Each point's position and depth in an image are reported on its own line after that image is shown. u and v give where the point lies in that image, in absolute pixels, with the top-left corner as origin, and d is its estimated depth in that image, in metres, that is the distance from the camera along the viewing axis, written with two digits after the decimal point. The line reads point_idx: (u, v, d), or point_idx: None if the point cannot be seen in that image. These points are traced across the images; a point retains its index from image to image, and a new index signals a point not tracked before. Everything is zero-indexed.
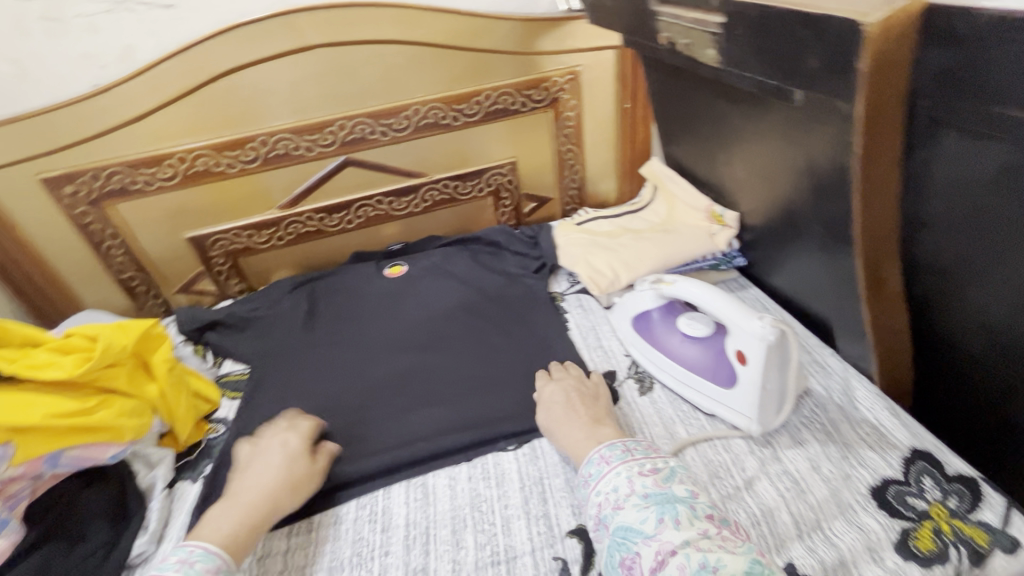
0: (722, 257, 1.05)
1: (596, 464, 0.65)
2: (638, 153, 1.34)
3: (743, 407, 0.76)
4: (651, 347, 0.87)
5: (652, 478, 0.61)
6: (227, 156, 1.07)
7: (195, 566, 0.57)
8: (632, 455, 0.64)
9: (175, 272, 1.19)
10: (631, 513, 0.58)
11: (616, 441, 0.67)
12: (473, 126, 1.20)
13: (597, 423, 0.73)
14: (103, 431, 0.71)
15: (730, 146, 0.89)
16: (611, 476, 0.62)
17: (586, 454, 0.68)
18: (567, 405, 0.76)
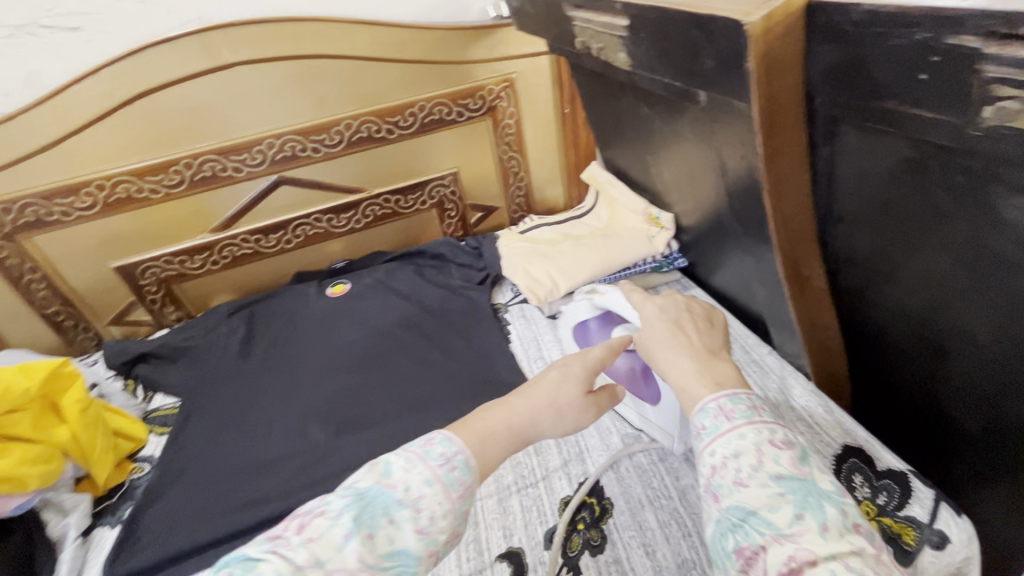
0: (664, 259, 1.03)
1: (713, 416, 0.50)
2: (582, 157, 1.33)
3: (669, 425, 0.70)
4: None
5: (787, 456, 0.45)
6: (149, 181, 1.03)
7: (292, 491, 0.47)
8: (760, 415, 0.49)
9: (105, 304, 1.14)
10: (757, 494, 0.43)
11: (741, 391, 0.52)
12: (409, 138, 1.18)
13: (710, 356, 0.57)
14: (1, 482, 0.68)
15: (657, 148, 0.88)
16: (734, 438, 0.47)
17: (701, 399, 0.52)
18: (674, 327, 0.61)
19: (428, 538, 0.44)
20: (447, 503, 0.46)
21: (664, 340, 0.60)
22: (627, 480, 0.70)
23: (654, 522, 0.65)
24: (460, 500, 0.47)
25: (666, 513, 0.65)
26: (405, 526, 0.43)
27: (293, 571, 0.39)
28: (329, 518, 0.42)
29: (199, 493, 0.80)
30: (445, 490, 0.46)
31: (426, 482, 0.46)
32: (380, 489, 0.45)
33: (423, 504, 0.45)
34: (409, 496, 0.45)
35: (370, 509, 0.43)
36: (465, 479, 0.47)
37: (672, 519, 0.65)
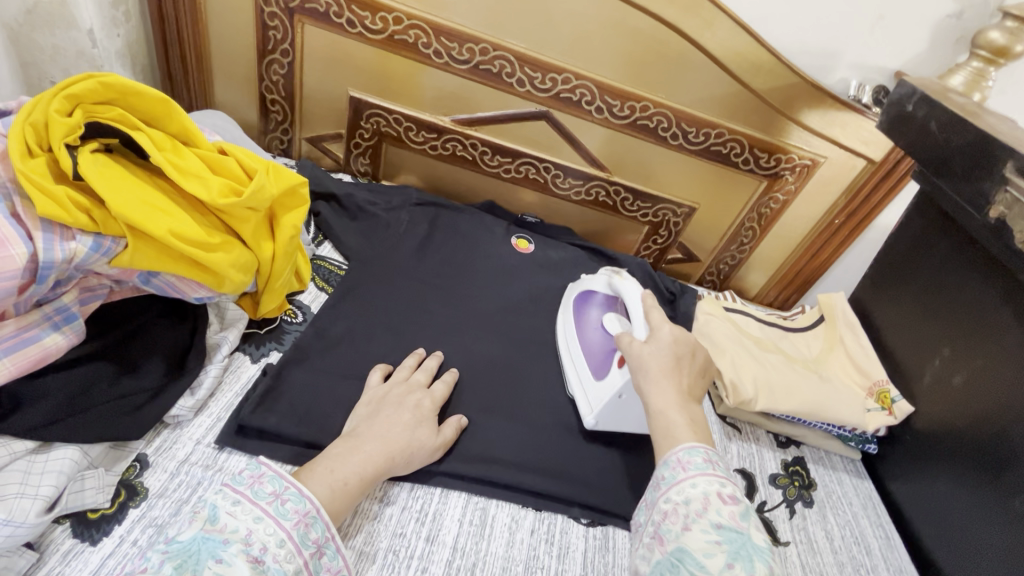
0: (856, 434, 0.92)
1: (671, 467, 0.57)
2: (812, 269, 1.20)
3: (593, 397, 0.77)
4: (575, 322, 0.87)
5: (729, 509, 0.51)
6: (440, 43, 0.95)
7: (285, 506, 0.49)
8: (714, 470, 0.55)
9: (316, 120, 1.08)
10: (696, 539, 0.50)
11: (699, 445, 0.58)
12: (684, 153, 1.06)
13: (690, 399, 0.65)
14: (206, 274, 0.61)
15: (982, 353, 0.77)
16: (686, 486, 0.54)
17: (688, 441, 0.58)
18: (676, 361, 0.67)
19: (269, 568, 0.45)
20: (284, 533, 0.48)
21: (663, 369, 0.66)
22: None
23: None
24: (302, 530, 0.49)
25: None
26: (237, 560, 0.44)
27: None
28: (278, 534, 0.47)
29: (340, 374, 0.72)
30: (277, 522, 0.48)
31: (257, 518, 0.47)
32: (207, 534, 0.46)
33: (253, 538, 0.46)
34: (237, 535, 0.46)
35: (190, 558, 0.43)
36: (316, 536, 0.50)
37: None
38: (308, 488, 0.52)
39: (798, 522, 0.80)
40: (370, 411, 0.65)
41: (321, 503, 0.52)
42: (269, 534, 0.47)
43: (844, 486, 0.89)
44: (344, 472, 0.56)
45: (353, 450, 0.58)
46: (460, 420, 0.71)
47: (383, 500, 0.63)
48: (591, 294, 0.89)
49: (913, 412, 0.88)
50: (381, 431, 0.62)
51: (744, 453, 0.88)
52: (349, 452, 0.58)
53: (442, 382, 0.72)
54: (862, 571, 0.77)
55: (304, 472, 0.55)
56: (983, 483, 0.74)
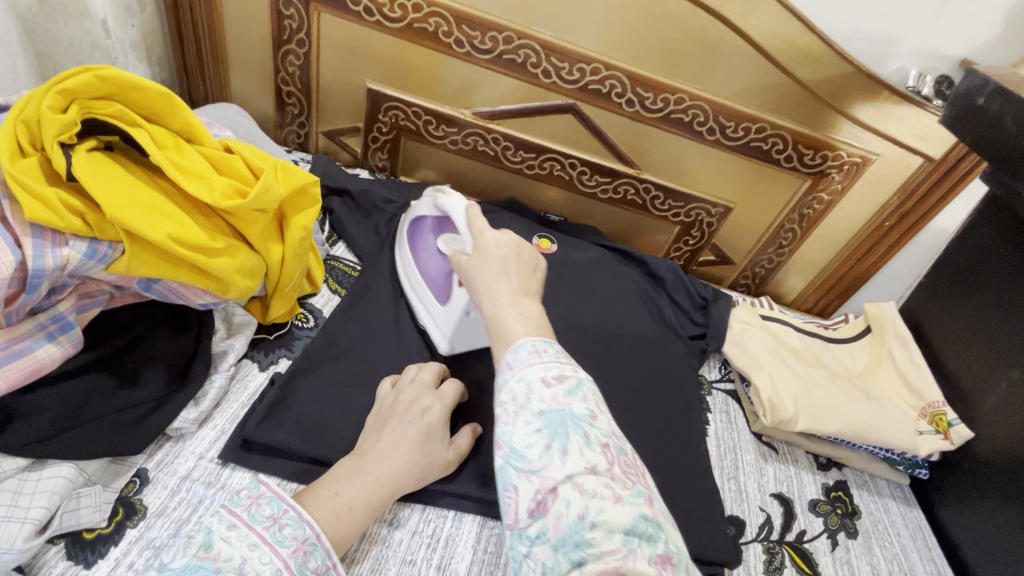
0: (906, 458, 0.85)
1: (501, 367, 0.48)
2: (857, 275, 1.12)
3: (443, 322, 0.76)
4: (410, 250, 0.84)
5: (552, 391, 0.44)
6: (461, 32, 0.90)
7: (283, 532, 0.45)
8: (540, 358, 0.47)
9: (332, 112, 1.04)
10: (518, 434, 0.43)
11: (525, 338, 0.49)
12: (721, 149, 0.99)
13: (522, 295, 0.55)
14: (211, 280, 0.57)
15: None
16: (511, 383, 0.46)
17: (516, 338, 0.49)
18: (502, 264, 0.57)
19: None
20: (281, 561, 0.43)
21: (492, 273, 0.56)
22: None
23: None
24: (300, 558, 0.45)
25: None
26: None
27: None
28: (275, 562, 0.43)
29: (351, 383, 0.68)
30: (274, 549, 0.44)
31: (251, 545, 0.43)
32: (199, 561, 0.41)
33: (247, 567, 0.42)
34: (232, 563, 0.42)
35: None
36: (315, 565, 0.46)
37: None
38: (311, 514, 0.49)
39: (841, 555, 0.74)
40: (381, 424, 0.60)
41: (324, 531, 0.48)
42: (264, 563, 0.43)
43: (890, 514, 0.82)
44: (352, 498, 0.52)
45: (362, 472, 0.54)
46: (476, 429, 0.65)
47: (392, 523, 0.59)
48: (421, 220, 0.84)
49: (973, 438, 0.79)
50: (389, 449, 0.57)
51: (782, 475, 0.81)
52: (358, 475, 0.54)
53: (452, 381, 0.66)
54: None
55: (308, 493, 0.51)
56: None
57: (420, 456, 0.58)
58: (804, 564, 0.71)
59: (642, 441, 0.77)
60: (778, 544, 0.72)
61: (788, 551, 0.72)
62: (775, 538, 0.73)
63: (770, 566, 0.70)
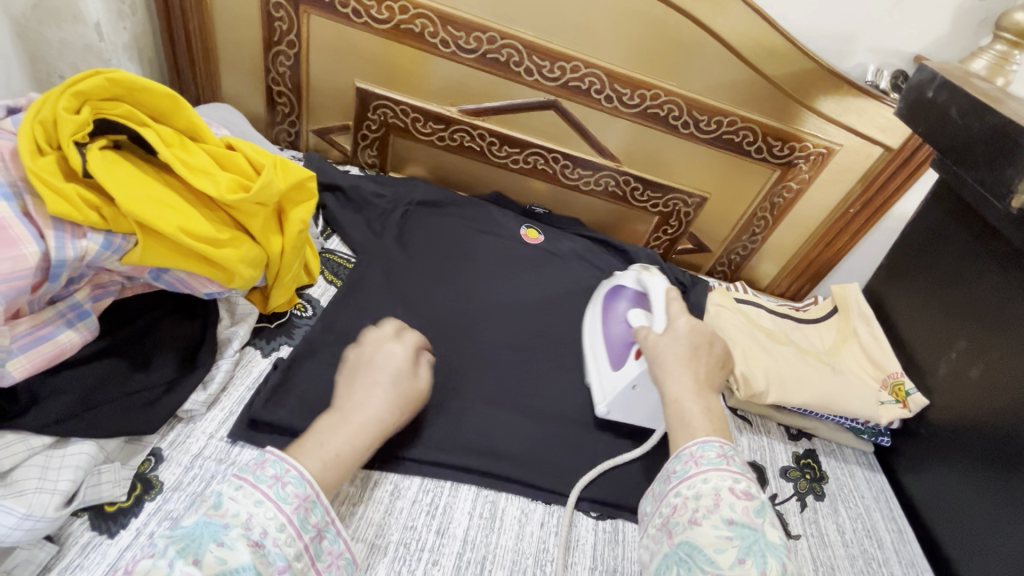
0: (869, 427, 0.91)
1: (683, 461, 0.57)
2: (825, 260, 1.19)
3: (609, 386, 0.77)
4: (602, 314, 0.85)
5: (744, 507, 0.51)
6: (446, 32, 0.94)
7: (286, 490, 0.48)
8: (728, 466, 0.55)
9: (322, 111, 1.07)
10: (706, 534, 0.50)
11: (713, 440, 0.57)
12: (696, 142, 1.04)
13: (707, 388, 0.64)
14: (216, 269, 0.61)
15: (997, 345, 0.76)
16: (697, 482, 0.54)
17: (704, 436, 0.58)
18: (693, 352, 0.66)
19: (269, 552, 0.46)
20: (283, 517, 0.47)
21: (678, 360, 0.66)
22: None
23: None
24: (303, 513, 0.49)
25: None
26: (238, 543, 0.44)
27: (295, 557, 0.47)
28: (279, 518, 0.47)
29: None
30: (277, 506, 0.48)
31: (256, 502, 0.47)
32: (208, 518, 0.45)
33: (254, 521, 0.46)
34: (238, 519, 0.46)
35: (192, 542, 0.43)
36: (316, 521, 0.50)
37: None
38: (307, 469, 0.51)
39: (809, 515, 0.80)
40: (351, 374, 0.62)
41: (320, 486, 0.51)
42: (268, 518, 0.47)
43: (855, 479, 0.89)
44: (344, 452, 0.55)
45: (344, 423, 0.57)
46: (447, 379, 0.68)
47: (393, 493, 0.64)
48: (625, 293, 0.85)
49: (928, 405, 0.86)
50: (357, 399, 0.59)
51: (755, 445, 0.87)
52: (339, 426, 0.56)
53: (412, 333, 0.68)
54: (873, 564, 0.77)
55: (294, 448, 0.54)
56: (998, 481, 0.73)
57: (397, 404, 0.61)
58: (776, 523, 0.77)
59: None
60: None
61: None
62: None
63: None
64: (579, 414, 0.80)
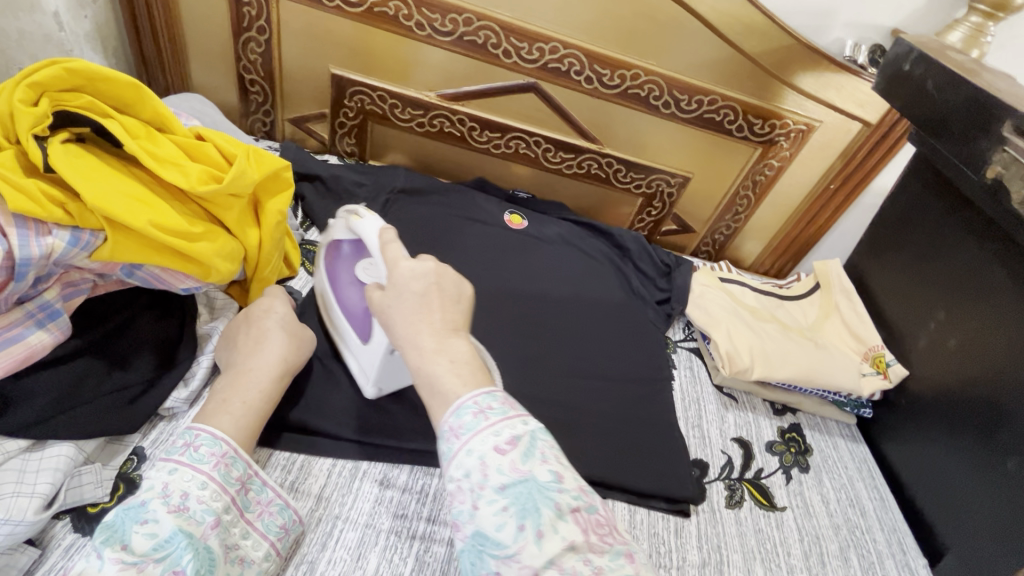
0: (851, 399, 0.93)
1: (446, 437, 0.44)
2: (808, 237, 1.20)
3: (367, 367, 0.67)
4: (329, 277, 0.74)
5: (508, 459, 0.42)
6: (422, 15, 0.92)
7: (199, 452, 0.50)
8: (489, 421, 0.43)
9: (297, 99, 1.05)
10: (484, 516, 0.40)
11: (467, 398, 0.44)
12: (677, 122, 1.04)
13: (447, 334, 0.48)
14: (192, 264, 0.59)
15: (972, 315, 0.78)
16: (463, 459, 0.42)
17: (456, 397, 0.45)
18: (422, 299, 0.48)
19: (195, 511, 0.46)
20: (204, 476, 0.49)
21: (409, 312, 0.48)
22: None
23: None
24: (222, 468, 0.50)
25: None
26: (160, 514, 0.45)
27: (219, 508, 0.48)
28: (198, 477, 0.48)
29: (335, 361, 0.72)
30: (194, 467, 0.49)
31: (171, 470, 0.48)
32: (126, 506, 0.45)
33: (169, 487, 0.46)
34: (153, 490, 0.46)
35: (115, 531, 0.43)
36: (239, 474, 0.52)
37: None
38: (221, 429, 0.53)
39: (794, 487, 0.81)
40: (239, 331, 0.63)
41: (233, 440, 0.53)
42: (186, 481, 0.47)
43: (839, 450, 0.91)
44: (254, 402, 0.57)
45: (244, 376, 0.58)
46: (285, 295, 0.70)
47: (382, 483, 0.64)
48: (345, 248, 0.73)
49: (908, 375, 0.88)
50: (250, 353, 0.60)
51: (741, 421, 0.88)
52: (235, 382, 0.57)
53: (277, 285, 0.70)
54: (857, 532, 0.79)
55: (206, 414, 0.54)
56: (976, 448, 0.75)
57: (293, 347, 0.63)
58: (763, 496, 0.79)
59: (611, 397, 0.83)
60: (737, 480, 0.79)
61: (746, 487, 0.79)
62: (736, 476, 0.80)
63: (731, 500, 0.77)
64: (566, 399, 0.80)
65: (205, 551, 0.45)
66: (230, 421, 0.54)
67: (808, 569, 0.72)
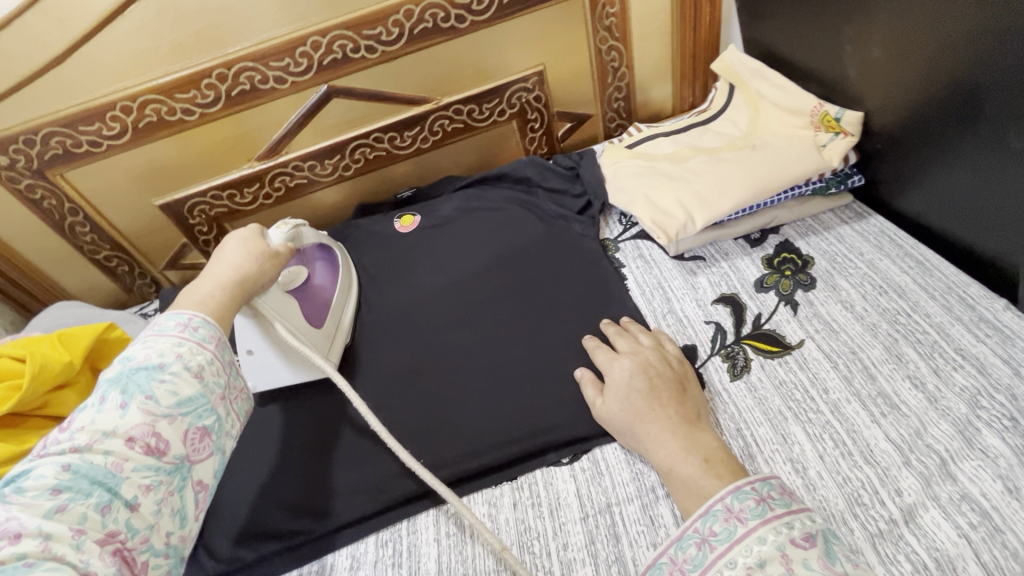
0: (833, 176, 0.76)
1: (723, 521, 0.44)
2: (703, 44, 1.03)
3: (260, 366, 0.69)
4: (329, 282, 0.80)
5: (815, 554, 0.40)
6: (180, 100, 0.86)
7: (200, 332, 0.49)
8: (775, 511, 0.43)
9: (155, 247, 1.02)
10: None
11: (745, 483, 0.46)
12: (484, 27, 0.92)
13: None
14: None
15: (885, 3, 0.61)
16: (752, 545, 0.42)
17: (731, 484, 0.47)
18: None
19: (211, 381, 0.48)
20: (213, 352, 0.49)
21: None
22: (836, 477, 0.52)
23: (870, 554, 0.47)
24: (222, 349, 0.50)
25: (886, 543, 0.47)
26: (181, 375, 0.46)
27: (225, 382, 0.50)
28: (206, 355, 0.48)
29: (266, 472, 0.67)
30: (200, 345, 0.48)
31: (177, 344, 0.47)
32: (134, 366, 0.45)
33: (183, 358, 0.47)
34: (165, 357, 0.46)
35: (133, 385, 0.43)
36: (233, 354, 0.52)
37: (901, 553, 0.46)
38: (202, 310, 0.52)
39: (806, 313, 0.67)
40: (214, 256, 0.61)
41: (196, 309, 0.51)
42: (196, 355, 0.48)
43: (846, 240, 0.74)
44: (217, 299, 0.54)
45: (208, 275, 0.56)
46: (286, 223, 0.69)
47: (352, 566, 0.58)
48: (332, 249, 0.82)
49: (865, 114, 0.70)
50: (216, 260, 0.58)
51: (716, 278, 0.74)
52: (197, 278, 0.55)
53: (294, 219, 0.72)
54: (902, 319, 0.63)
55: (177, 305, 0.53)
56: (989, 150, 0.56)
57: (257, 262, 0.59)
58: (771, 345, 0.65)
59: (564, 338, 0.73)
60: (730, 340, 0.67)
61: (744, 346, 0.65)
62: (732, 340, 0.67)
63: (736, 370, 0.63)
64: (516, 369, 0.71)
65: (214, 417, 0.48)
66: (201, 307, 0.52)
67: (857, 395, 0.57)
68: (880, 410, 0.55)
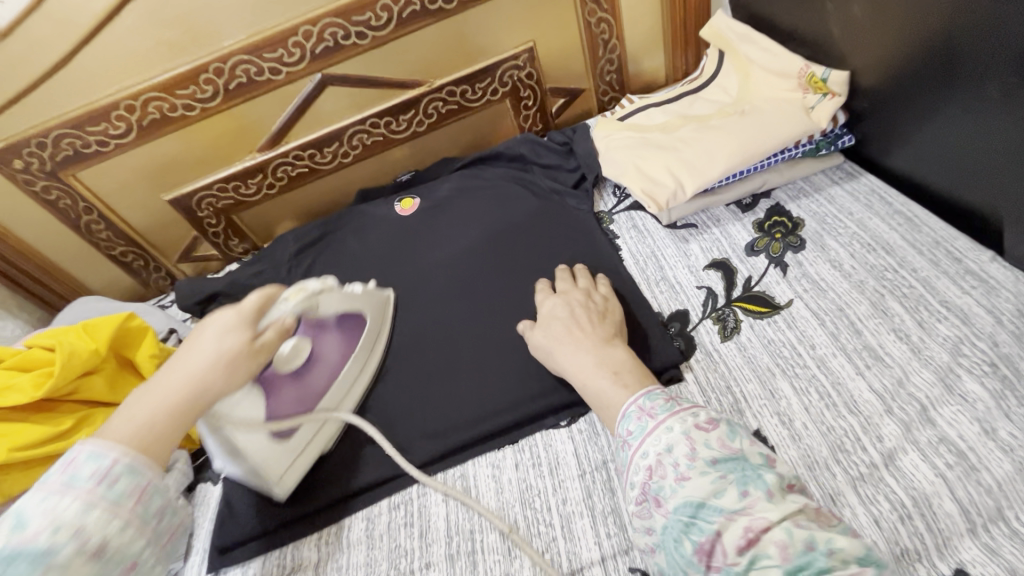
0: (823, 138, 0.76)
1: (637, 418, 0.51)
2: (694, 10, 1.02)
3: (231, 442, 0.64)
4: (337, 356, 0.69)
5: (715, 436, 0.47)
6: (180, 97, 0.88)
7: (116, 488, 0.43)
8: (680, 406, 0.50)
9: (168, 241, 1.06)
10: (701, 484, 0.44)
11: (656, 388, 0.53)
12: (472, 6, 0.93)
13: None
14: None
15: None
16: (662, 433, 0.48)
17: (641, 390, 0.54)
18: None
19: (119, 551, 0.42)
20: (116, 521, 0.42)
21: None
22: (820, 428, 0.54)
23: (851, 495, 0.49)
24: (144, 505, 0.44)
25: (867, 485, 0.49)
26: (81, 556, 0.40)
27: (144, 546, 0.44)
28: (112, 524, 0.41)
29: None
30: (110, 508, 0.42)
31: (83, 509, 0.41)
32: (21, 542, 0.38)
33: (85, 532, 0.40)
34: (63, 533, 0.39)
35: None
36: (159, 504, 0.45)
37: (880, 494, 0.49)
38: (117, 440, 0.45)
39: (795, 274, 0.68)
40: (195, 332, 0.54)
41: (124, 449, 0.44)
42: (102, 529, 0.41)
43: (836, 200, 0.75)
44: (147, 417, 0.47)
45: (170, 375, 0.50)
46: (300, 291, 0.62)
47: (368, 527, 0.62)
48: (352, 316, 0.71)
49: (851, 73, 0.70)
50: (185, 353, 0.51)
51: (708, 244, 0.76)
52: (153, 382, 0.50)
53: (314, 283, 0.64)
54: (888, 275, 0.64)
55: (101, 430, 0.46)
56: (971, 103, 0.57)
57: (226, 363, 0.51)
58: (761, 306, 0.66)
59: None
60: (721, 304, 0.68)
61: (734, 308, 0.67)
62: (723, 303, 0.68)
63: (726, 331, 0.65)
64: (516, 340, 0.74)
65: None
66: (126, 432, 0.45)
67: (842, 349, 0.59)
68: (864, 363, 0.57)
